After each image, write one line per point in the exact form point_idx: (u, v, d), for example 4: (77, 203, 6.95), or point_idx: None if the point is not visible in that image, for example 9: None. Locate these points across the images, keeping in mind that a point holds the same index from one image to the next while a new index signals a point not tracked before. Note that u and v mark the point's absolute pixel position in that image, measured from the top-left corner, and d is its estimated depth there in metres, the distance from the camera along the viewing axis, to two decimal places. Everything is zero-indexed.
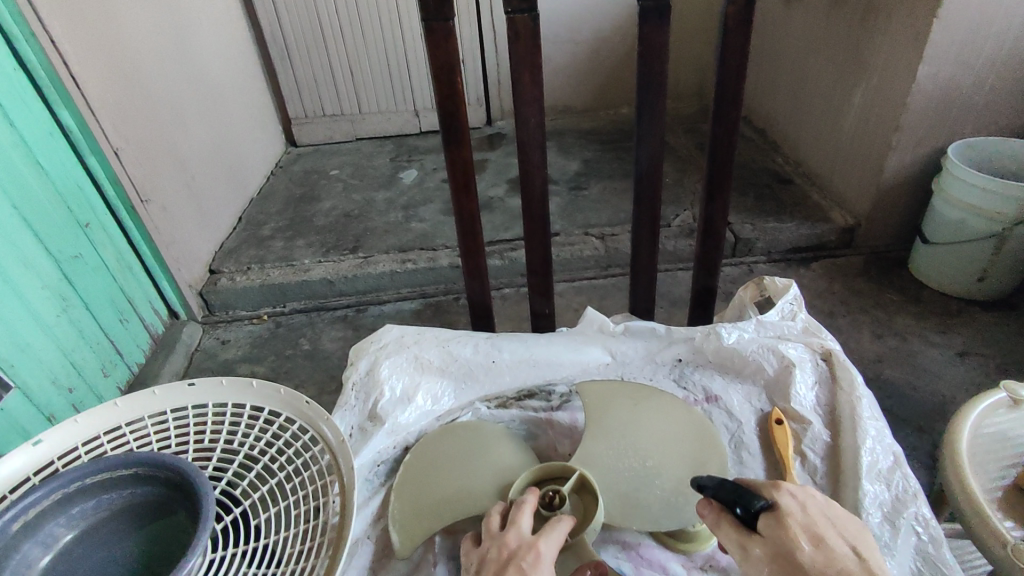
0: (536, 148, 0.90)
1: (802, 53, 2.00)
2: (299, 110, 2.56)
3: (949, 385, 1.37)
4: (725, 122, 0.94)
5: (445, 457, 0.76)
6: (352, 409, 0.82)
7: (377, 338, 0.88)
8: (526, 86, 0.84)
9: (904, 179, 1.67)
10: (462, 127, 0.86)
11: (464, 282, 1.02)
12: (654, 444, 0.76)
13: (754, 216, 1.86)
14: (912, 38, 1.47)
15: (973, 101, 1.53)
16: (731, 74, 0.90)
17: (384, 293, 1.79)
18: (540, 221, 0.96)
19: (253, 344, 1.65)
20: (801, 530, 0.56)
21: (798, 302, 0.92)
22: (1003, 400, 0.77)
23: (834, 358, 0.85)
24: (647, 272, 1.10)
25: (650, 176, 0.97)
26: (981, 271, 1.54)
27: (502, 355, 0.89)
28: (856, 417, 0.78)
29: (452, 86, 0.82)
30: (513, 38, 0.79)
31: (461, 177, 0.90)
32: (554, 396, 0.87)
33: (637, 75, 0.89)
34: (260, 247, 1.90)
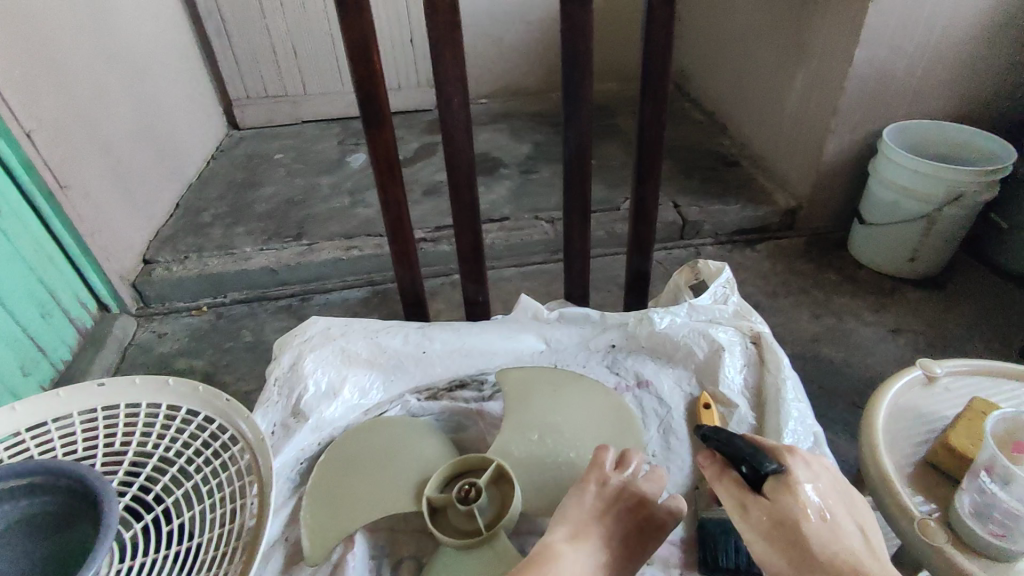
0: (461, 132, 0.85)
1: (746, 36, 2.01)
2: (239, 91, 2.45)
3: (881, 362, 1.42)
4: (655, 105, 0.93)
5: (364, 453, 0.74)
6: (274, 407, 0.80)
7: (303, 331, 0.86)
8: (447, 69, 0.79)
9: (842, 162, 1.71)
10: (383, 109, 0.81)
11: (394, 271, 0.99)
12: (578, 432, 0.76)
13: (701, 199, 1.88)
14: (850, 21, 1.49)
15: (907, 85, 1.57)
16: (658, 57, 0.88)
17: (329, 281, 1.75)
18: (471, 207, 0.93)
19: (190, 336, 1.59)
20: (808, 499, 0.55)
21: (730, 285, 0.93)
22: (919, 377, 0.82)
23: (763, 341, 0.86)
24: (581, 257, 1.08)
25: (579, 159, 0.95)
26: (912, 252, 1.60)
27: (434, 345, 0.88)
28: (780, 399, 0.79)
29: (368, 65, 0.77)
30: (429, 14, 0.75)
31: (384, 160, 0.85)
32: (487, 386, 0.86)
33: (562, 53, 0.85)
34: (198, 234, 1.82)
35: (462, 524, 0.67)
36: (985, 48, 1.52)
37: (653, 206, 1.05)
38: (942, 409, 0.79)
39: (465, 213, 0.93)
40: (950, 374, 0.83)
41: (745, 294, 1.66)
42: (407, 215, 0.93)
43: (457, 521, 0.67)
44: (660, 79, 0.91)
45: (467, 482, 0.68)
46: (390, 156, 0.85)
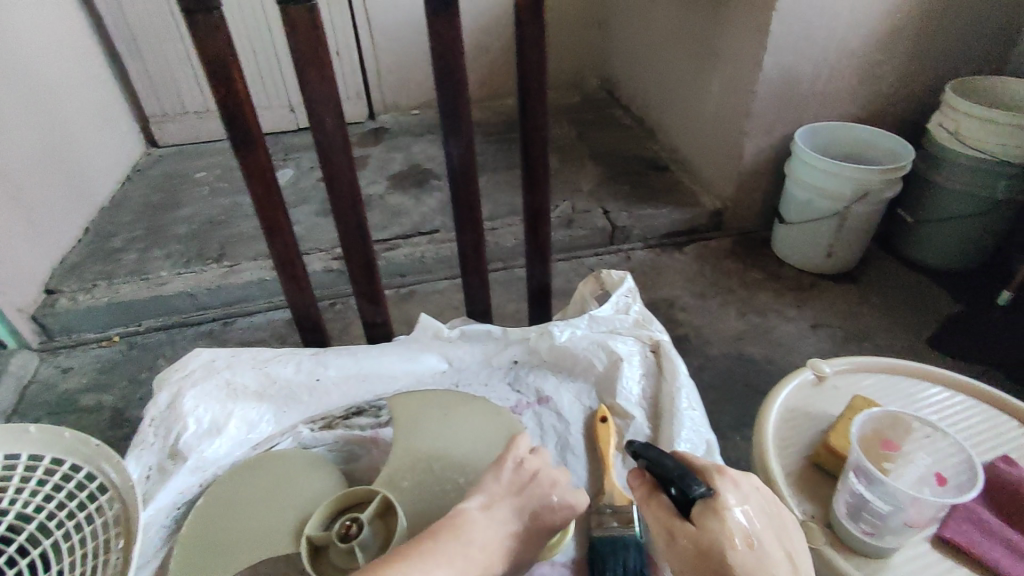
0: (341, 153, 0.82)
1: (666, 44, 2.05)
2: (156, 108, 2.34)
3: (802, 357, 1.46)
4: (535, 118, 0.92)
5: (245, 490, 0.71)
6: (150, 448, 0.74)
7: (182, 365, 0.79)
8: (317, 89, 0.76)
9: (759, 163, 1.76)
10: (254, 131, 0.78)
11: (286, 293, 0.95)
12: (470, 455, 0.75)
13: (629, 204, 1.90)
14: (756, 28, 1.53)
15: (814, 88, 1.63)
16: (534, 69, 0.87)
17: (253, 303, 1.68)
18: (355, 232, 0.89)
19: (101, 369, 1.50)
20: (736, 525, 0.55)
21: (632, 294, 0.92)
22: (807, 378, 0.87)
23: (661, 350, 0.86)
24: (478, 275, 1.06)
25: (463, 176, 0.93)
26: (829, 247, 1.66)
27: (329, 371, 0.84)
28: (674, 409, 0.80)
29: (232, 85, 0.74)
30: (290, 33, 0.71)
31: (261, 182, 0.82)
32: (385, 411, 0.85)
33: (434, 71, 0.84)
34: (109, 261, 1.73)
35: (340, 563, 0.63)
36: (882, 51, 1.59)
37: (546, 219, 1.04)
38: (829, 407, 0.84)
39: (356, 238, 0.89)
40: (836, 374, 0.88)
41: (673, 296, 1.69)
42: (294, 239, 0.89)
43: (336, 561, 0.63)
44: (536, 94, 0.90)
45: (348, 519, 0.65)
46: (266, 181, 0.82)
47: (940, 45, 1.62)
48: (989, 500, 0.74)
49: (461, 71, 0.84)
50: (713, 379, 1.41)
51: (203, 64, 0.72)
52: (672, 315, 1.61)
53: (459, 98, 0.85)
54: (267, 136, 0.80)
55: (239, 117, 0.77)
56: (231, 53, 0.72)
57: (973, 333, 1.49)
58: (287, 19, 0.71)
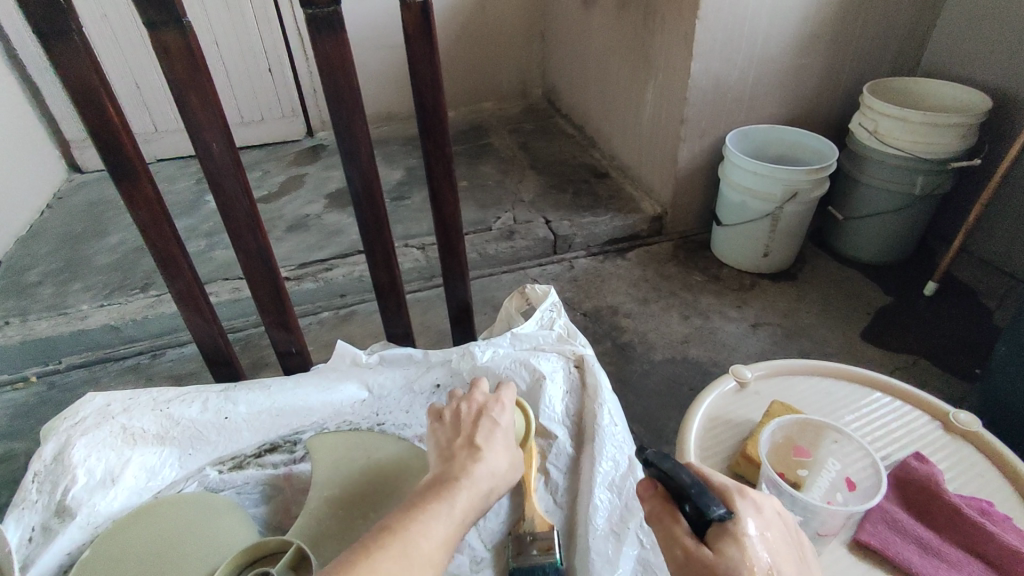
0: (232, 178, 0.78)
1: (603, 53, 2.07)
2: (76, 132, 2.23)
3: (743, 357, 1.48)
4: (437, 136, 0.89)
5: (144, 540, 0.67)
6: (35, 506, 0.70)
7: (73, 413, 0.76)
8: (196, 112, 0.72)
9: (695, 168, 1.79)
10: (134, 160, 0.74)
11: (187, 324, 0.89)
12: (387, 491, 0.74)
13: (571, 213, 1.90)
14: (682, 37, 1.56)
15: (742, 93, 1.66)
16: (428, 86, 0.84)
17: (184, 333, 1.60)
18: (257, 258, 0.84)
19: (15, 413, 1.40)
20: (755, 551, 0.49)
21: (558, 309, 0.91)
22: (731, 386, 0.88)
23: (584, 364, 0.86)
24: (393, 293, 1.02)
25: (370, 198, 0.89)
26: (766, 247, 1.69)
27: (238, 408, 0.81)
28: (595, 426, 0.80)
29: (101, 109, 0.70)
30: (162, 58, 0.67)
31: (149, 215, 0.77)
32: (299, 446, 0.82)
33: (325, 91, 0.80)
34: (23, 296, 1.63)
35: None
36: (803, 55, 1.64)
37: (460, 237, 1.02)
38: (749, 413, 0.84)
39: (257, 271, 0.86)
40: (756, 377, 0.89)
41: (617, 303, 1.69)
42: (191, 270, 0.84)
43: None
44: (436, 111, 0.87)
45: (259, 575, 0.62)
46: (154, 211, 0.77)
47: (856, 49, 1.69)
48: (903, 497, 0.75)
49: (355, 93, 0.81)
50: (659, 384, 1.41)
51: (66, 90, 0.68)
52: (617, 322, 1.61)
53: (355, 115, 0.81)
54: (149, 162, 0.75)
55: (114, 145, 0.72)
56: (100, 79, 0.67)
57: (904, 324, 1.54)
58: (157, 41, 0.67)
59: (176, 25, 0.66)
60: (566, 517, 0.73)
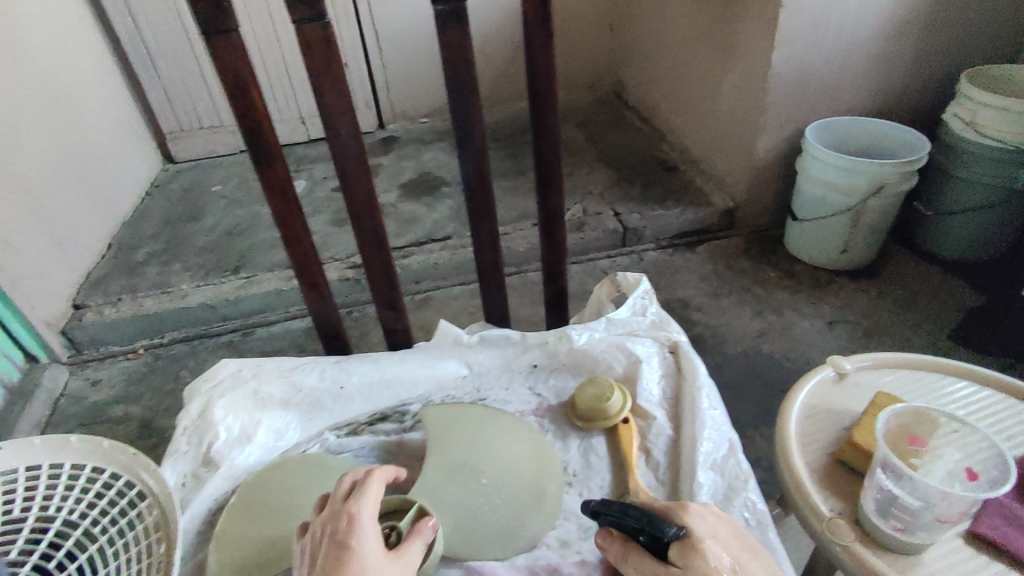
0: (354, 163, 0.83)
1: (678, 43, 2.05)
2: (173, 123, 2.39)
3: (819, 353, 1.45)
4: (547, 122, 0.92)
5: (278, 498, 0.73)
6: (184, 457, 0.76)
7: (211, 376, 0.82)
8: (330, 100, 0.78)
9: (773, 159, 1.75)
10: (271, 146, 0.80)
11: (306, 301, 0.95)
12: (497, 464, 0.77)
13: (641, 205, 1.90)
14: (764, 26, 1.53)
15: (825, 83, 1.62)
16: (540, 71, 0.88)
17: (272, 312, 1.71)
18: (374, 237, 0.90)
19: (128, 382, 1.54)
20: (714, 554, 0.58)
21: (649, 296, 0.96)
22: (829, 375, 0.87)
23: (679, 350, 0.88)
24: (496, 278, 1.06)
25: (478, 181, 0.94)
26: (843, 245, 1.64)
27: (352, 379, 0.86)
28: (693, 408, 0.81)
29: (246, 100, 0.76)
30: (303, 50, 0.73)
31: (280, 198, 0.85)
32: (408, 417, 0.85)
33: (446, 78, 0.84)
34: (131, 275, 1.77)
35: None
36: (894, 43, 1.58)
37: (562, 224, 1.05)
38: (853, 405, 0.83)
39: (373, 252, 0.92)
40: (859, 370, 0.88)
41: (688, 296, 1.68)
42: (311, 249, 0.90)
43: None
44: (548, 92, 0.90)
45: (388, 526, 0.65)
46: (285, 194, 0.84)
47: (950, 37, 1.62)
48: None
49: (471, 76, 0.84)
50: (733, 378, 1.41)
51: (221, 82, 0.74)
52: (688, 315, 1.61)
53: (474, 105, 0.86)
54: (283, 148, 0.82)
55: (258, 132, 0.79)
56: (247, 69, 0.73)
57: (996, 325, 1.47)
58: (300, 36, 0.73)
59: (319, 21, 0.72)
60: (668, 493, 0.74)
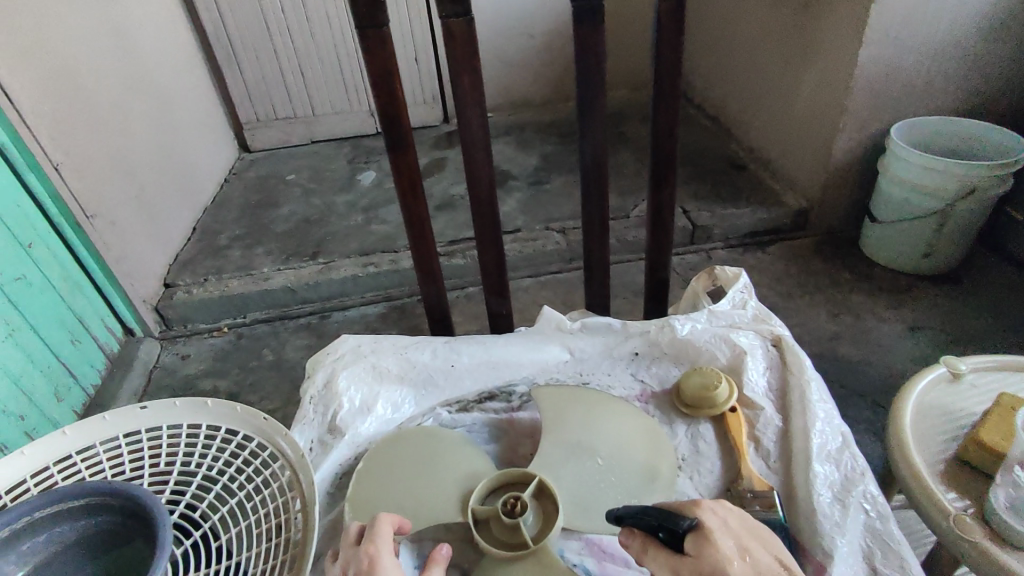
0: (479, 151, 0.88)
1: (751, 41, 2.00)
2: (250, 114, 2.48)
3: (900, 359, 1.41)
4: (668, 115, 0.95)
5: (399, 467, 0.76)
6: (311, 424, 0.84)
7: (334, 349, 0.90)
8: (466, 90, 0.83)
9: (851, 162, 1.70)
10: (405, 132, 0.86)
11: (419, 286, 1.03)
12: (609, 441, 0.79)
13: (711, 203, 1.88)
14: (852, 24, 1.50)
15: (914, 82, 1.58)
16: (667, 67, 0.91)
17: (347, 298, 1.77)
18: (492, 222, 0.96)
19: (215, 357, 1.62)
20: (726, 544, 0.57)
21: (748, 290, 0.99)
22: (943, 375, 0.85)
23: (784, 343, 0.91)
24: (601, 267, 1.10)
25: (596, 171, 0.97)
26: (927, 247, 1.58)
27: (462, 358, 0.92)
28: (805, 400, 0.83)
29: (390, 91, 0.82)
30: (448, 43, 0.78)
31: (406, 182, 0.91)
32: (514, 397, 0.90)
33: (576, 72, 0.88)
34: (216, 257, 1.86)
35: (508, 537, 0.69)
36: (990, 42, 1.54)
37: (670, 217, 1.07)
38: (973, 407, 0.81)
39: (487, 231, 0.96)
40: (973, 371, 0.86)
41: (759, 296, 1.65)
42: (429, 231, 0.97)
43: (504, 536, 0.69)
44: (672, 88, 0.93)
45: (513, 496, 0.71)
46: (412, 177, 0.90)
47: None
48: None
49: (602, 72, 0.88)
50: None
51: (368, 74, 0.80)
52: None
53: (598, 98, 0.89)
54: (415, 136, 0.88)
55: (395, 120, 0.85)
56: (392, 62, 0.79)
57: None
58: (446, 29, 0.78)
59: (464, 16, 0.77)
60: (781, 481, 0.77)
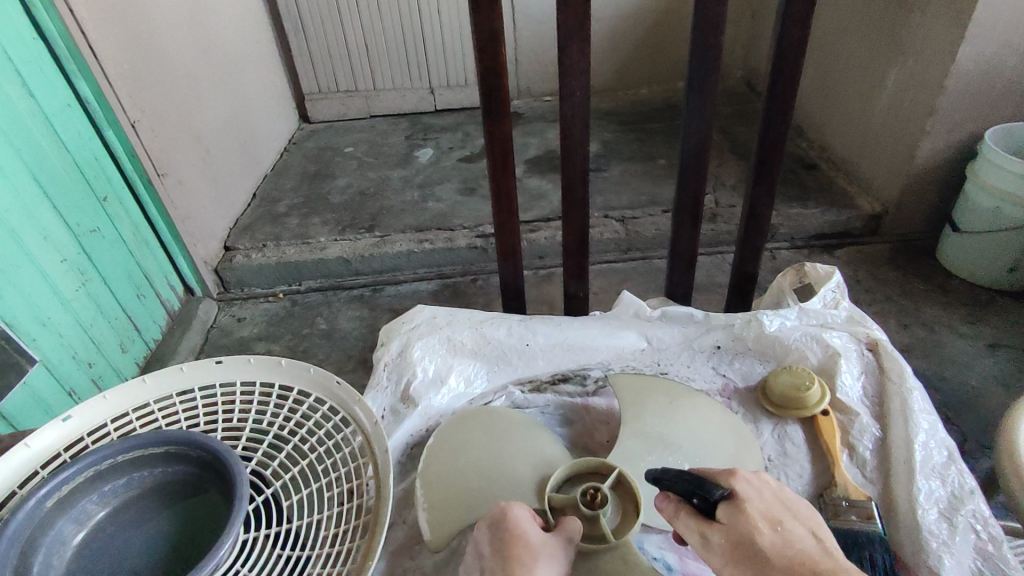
0: (577, 126, 0.87)
1: (831, 35, 1.90)
2: (312, 85, 2.49)
3: (978, 377, 1.32)
4: (780, 100, 0.90)
5: (472, 448, 0.77)
6: (384, 392, 0.89)
7: (409, 318, 0.97)
8: (571, 60, 0.81)
9: (935, 167, 1.61)
10: (502, 101, 0.85)
11: (497, 264, 1.04)
12: (689, 437, 0.77)
13: (778, 201, 1.79)
14: (954, 17, 1.40)
15: (1016, 84, 1.47)
16: (780, 50, 0.86)
17: (400, 273, 1.77)
18: (580, 202, 0.95)
19: (269, 322, 1.63)
20: (759, 514, 0.53)
21: (841, 290, 0.97)
22: None
23: (880, 348, 0.89)
24: (687, 257, 1.07)
25: (696, 156, 0.94)
26: (1013, 261, 1.49)
27: (537, 338, 0.96)
28: (906, 409, 0.81)
29: (491, 58, 0.81)
30: (560, 9, 0.76)
31: (499, 155, 0.90)
32: (589, 381, 0.91)
33: (689, 49, 0.84)
34: (276, 224, 1.88)
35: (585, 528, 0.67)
36: None
37: (768, 213, 1.03)
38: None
39: (576, 209, 0.95)
40: None
41: None
42: (514, 206, 0.96)
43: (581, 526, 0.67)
44: (789, 74, 0.88)
45: (592, 487, 0.69)
46: (504, 149, 0.89)
47: None
48: None
49: (719, 49, 0.84)
50: None
51: (475, 40, 0.79)
52: None
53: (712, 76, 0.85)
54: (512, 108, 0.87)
55: (493, 88, 0.84)
56: (496, 27, 0.77)
57: None
58: None
59: None
60: (881, 492, 0.76)
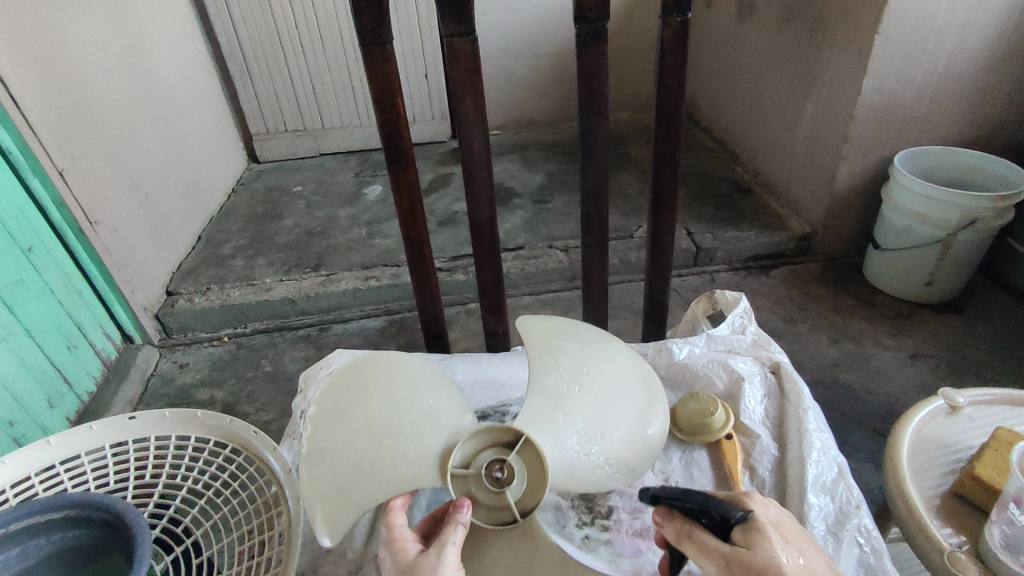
0: (481, 171, 0.90)
1: (755, 68, 2.00)
2: (260, 126, 2.49)
3: (902, 387, 1.38)
4: (671, 138, 0.96)
5: (342, 424, 0.72)
6: (298, 439, 0.92)
7: (326, 363, 0.98)
8: (469, 110, 0.84)
9: (851, 191, 1.70)
10: (406, 149, 0.88)
11: (417, 304, 1.05)
12: (587, 387, 0.80)
13: (714, 225, 1.86)
14: (856, 53, 1.50)
15: (915, 113, 1.57)
16: (670, 91, 0.91)
17: (347, 310, 1.77)
18: (491, 241, 0.97)
19: (212, 367, 1.60)
20: (775, 536, 0.54)
21: (748, 315, 1.01)
22: (941, 408, 0.81)
23: (782, 370, 0.94)
24: (601, 288, 1.10)
25: (597, 193, 0.98)
26: (928, 276, 1.57)
27: (456, 375, 1.00)
28: (801, 430, 0.86)
29: (392, 108, 0.84)
30: (452, 62, 0.80)
31: (409, 200, 0.92)
32: (508, 417, 0.94)
33: (579, 96, 0.89)
34: (219, 266, 1.86)
35: (487, 498, 0.68)
36: (993, 72, 1.53)
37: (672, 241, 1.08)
38: (969, 439, 0.78)
39: (488, 249, 0.98)
40: (973, 405, 0.82)
41: (763, 320, 1.63)
42: (429, 249, 0.99)
43: (483, 494, 0.69)
44: (674, 116, 0.94)
45: (500, 460, 0.70)
46: (413, 195, 0.91)
47: None
48: None
49: (605, 95, 0.89)
50: None
51: (373, 92, 0.82)
52: None
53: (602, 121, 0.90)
54: (415, 154, 0.90)
55: (396, 138, 0.87)
56: (391, 79, 0.80)
57: None
58: (450, 48, 0.80)
59: (468, 36, 0.79)
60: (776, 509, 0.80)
